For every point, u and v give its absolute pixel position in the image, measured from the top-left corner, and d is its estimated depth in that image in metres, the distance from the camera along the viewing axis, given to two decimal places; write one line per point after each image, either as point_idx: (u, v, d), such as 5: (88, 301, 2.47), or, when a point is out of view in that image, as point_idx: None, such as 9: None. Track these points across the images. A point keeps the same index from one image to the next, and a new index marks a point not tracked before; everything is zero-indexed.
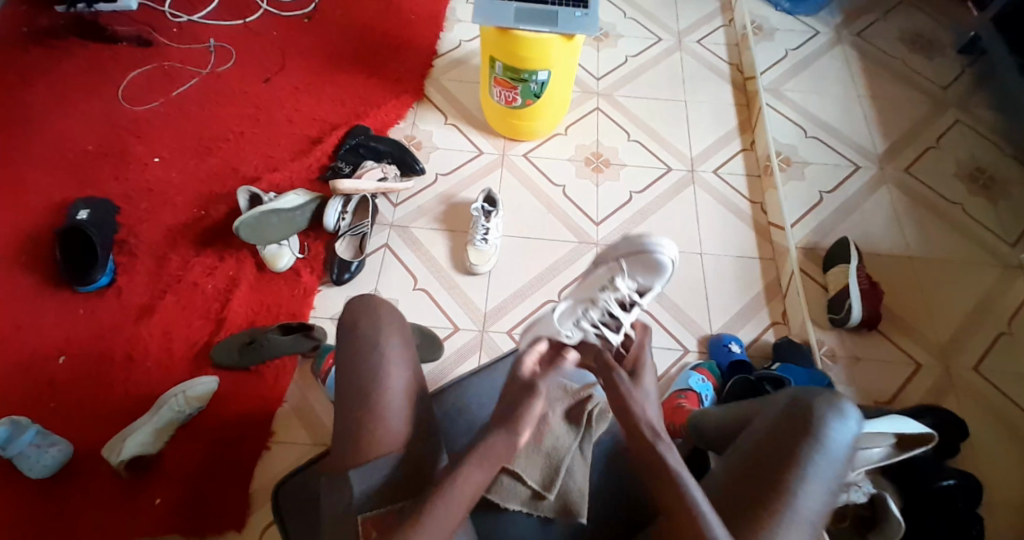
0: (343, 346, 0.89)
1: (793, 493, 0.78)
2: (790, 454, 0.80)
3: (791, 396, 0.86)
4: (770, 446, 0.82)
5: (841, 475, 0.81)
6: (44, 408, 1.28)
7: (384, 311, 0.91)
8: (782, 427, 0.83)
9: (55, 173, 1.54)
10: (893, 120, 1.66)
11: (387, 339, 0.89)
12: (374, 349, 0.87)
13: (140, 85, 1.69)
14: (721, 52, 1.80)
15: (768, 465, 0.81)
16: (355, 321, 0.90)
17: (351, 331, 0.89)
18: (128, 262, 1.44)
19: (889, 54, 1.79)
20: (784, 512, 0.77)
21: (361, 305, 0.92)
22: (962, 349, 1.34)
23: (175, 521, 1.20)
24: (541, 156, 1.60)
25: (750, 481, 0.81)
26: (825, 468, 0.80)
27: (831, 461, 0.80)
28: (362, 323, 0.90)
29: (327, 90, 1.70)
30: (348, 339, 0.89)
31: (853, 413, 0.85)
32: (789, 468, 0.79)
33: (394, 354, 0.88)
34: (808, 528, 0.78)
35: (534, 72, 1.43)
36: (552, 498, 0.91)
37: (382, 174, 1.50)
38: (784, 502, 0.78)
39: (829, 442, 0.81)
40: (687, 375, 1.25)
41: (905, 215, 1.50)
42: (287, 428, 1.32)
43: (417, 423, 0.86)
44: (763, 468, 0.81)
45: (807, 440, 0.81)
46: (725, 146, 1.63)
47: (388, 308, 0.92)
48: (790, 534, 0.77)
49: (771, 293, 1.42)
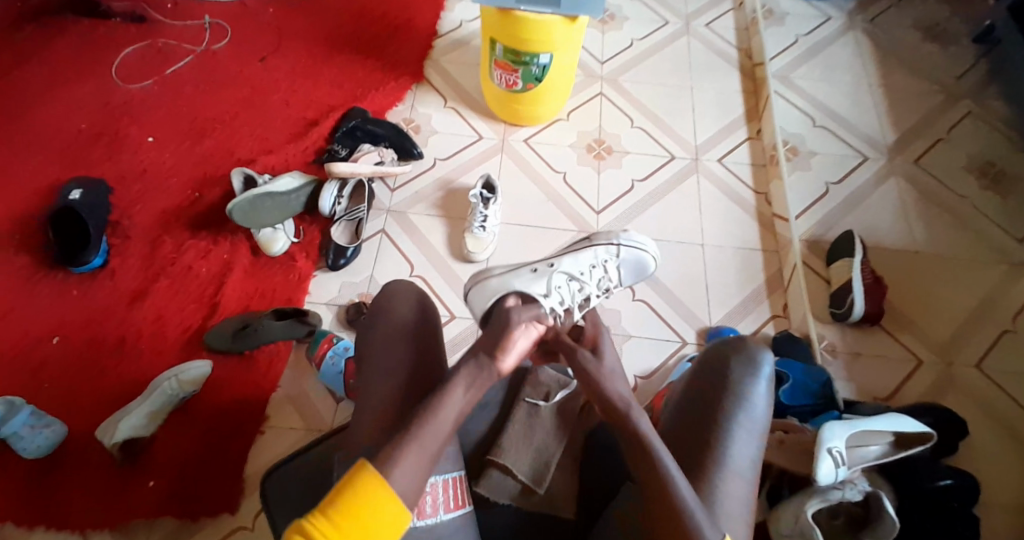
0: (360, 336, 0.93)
1: (724, 448, 0.83)
2: (714, 410, 0.86)
3: (709, 357, 0.91)
4: (698, 408, 0.87)
5: (765, 428, 0.86)
6: (36, 390, 1.27)
7: (407, 296, 0.96)
8: (704, 386, 0.89)
9: (48, 152, 1.52)
10: (903, 110, 1.62)
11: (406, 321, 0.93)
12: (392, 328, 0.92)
13: (135, 63, 1.66)
14: (730, 37, 1.76)
15: (700, 427, 0.86)
16: (378, 306, 0.95)
17: (374, 314, 0.95)
18: (121, 245, 1.42)
19: (903, 41, 1.75)
20: (720, 469, 0.82)
21: (392, 288, 0.98)
22: (964, 346, 1.31)
23: (167, 505, 1.19)
24: (542, 142, 1.57)
25: (685, 441, 0.85)
26: (749, 420, 0.85)
27: (752, 412, 0.86)
28: (384, 307, 0.95)
29: (325, 71, 1.66)
30: (371, 322, 0.95)
31: (765, 363, 0.90)
32: (717, 427, 0.84)
33: (407, 340, 0.92)
34: (744, 479, 0.83)
35: (535, 55, 1.39)
36: (541, 493, 0.90)
37: (379, 158, 1.47)
38: (719, 460, 0.83)
39: (749, 397, 0.87)
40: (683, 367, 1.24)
41: (912, 209, 1.47)
42: (281, 414, 1.31)
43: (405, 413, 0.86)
44: (695, 427, 0.86)
45: (726, 395, 0.87)
46: (731, 134, 1.59)
47: (403, 295, 0.96)
48: (727, 487, 0.81)
49: (773, 286, 1.39)
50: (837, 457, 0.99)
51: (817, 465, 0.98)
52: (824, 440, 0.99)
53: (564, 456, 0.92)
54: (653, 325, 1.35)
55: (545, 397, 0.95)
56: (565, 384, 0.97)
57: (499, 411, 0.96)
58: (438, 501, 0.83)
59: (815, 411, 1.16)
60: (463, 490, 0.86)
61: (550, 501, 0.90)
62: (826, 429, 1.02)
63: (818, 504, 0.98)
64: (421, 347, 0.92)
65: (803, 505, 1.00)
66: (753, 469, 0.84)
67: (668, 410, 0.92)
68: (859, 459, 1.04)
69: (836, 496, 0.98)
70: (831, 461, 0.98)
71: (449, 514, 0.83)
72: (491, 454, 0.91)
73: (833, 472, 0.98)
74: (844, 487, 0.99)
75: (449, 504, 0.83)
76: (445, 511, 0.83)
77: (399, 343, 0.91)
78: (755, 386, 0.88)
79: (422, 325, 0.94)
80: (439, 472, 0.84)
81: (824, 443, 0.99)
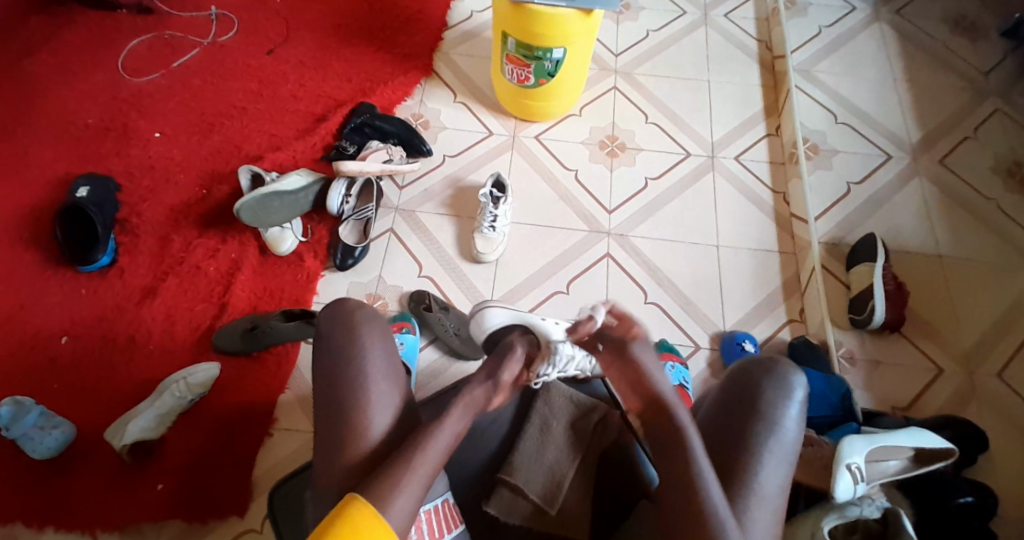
0: (327, 357, 0.85)
1: (753, 475, 0.81)
2: (744, 436, 0.83)
3: (742, 368, 0.89)
4: (727, 431, 0.85)
5: (795, 452, 0.84)
6: (46, 388, 1.26)
7: (361, 328, 0.86)
8: (732, 406, 0.86)
9: (56, 146, 1.50)
10: (929, 107, 1.57)
11: (371, 349, 0.85)
12: (355, 361, 0.84)
13: (142, 54, 1.64)
14: (750, 28, 1.72)
15: (727, 450, 0.83)
16: (328, 341, 0.86)
17: (327, 351, 0.86)
18: (130, 242, 1.41)
19: (930, 34, 1.68)
20: (750, 498, 0.80)
21: (332, 319, 0.88)
22: (987, 354, 1.28)
23: (178, 508, 1.19)
24: (554, 139, 1.54)
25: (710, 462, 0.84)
26: (780, 445, 0.83)
27: (783, 437, 0.83)
28: (337, 344, 0.85)
29: (333, 64, 1.63)
30: (326, 361, 0.85)
31: (798, 385, 0.86)
32: (748, 451, 0.82)
33: (377, 370, 0.84)
34: (772, 507, 0.81)
35: (548, 50, 1.35)
36: (553, 513, 0.90)
37: (387, 156, 1.44)
38: (748, 487, 0.80)
39: (781, 421, 0.84)
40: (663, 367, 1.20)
41: (937, 210, 1.43)
42: (290, 416, 1.29)
43: (402, 422, 0.84)
44: (723, 451, 0.84)
45: (757, 418, 0.84)
46: (750, 130, 1.56)
47: (365, 310, 0.89)
48: (756, 514, 0.79)
49: (790, 289, 1.37)
50: (857, 473, 0.99)
51: (834, 479, 0.97)
52: (842, 456, 0.99)
53: (578, 473, 0.93)
54: (666, 329, 1.32)
55: (556, 415, 0.96)
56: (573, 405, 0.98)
57: (511, 426, 0.98)
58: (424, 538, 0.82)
59: (833, 422, 1.15)
60: (455, 514, 0.86)
61: (561, 521, 0.90)
62: (846, 443, 1.01)
63: (836, 521, 0.95)
64: (399, 380, 0.86)
65: (818, 520, 0.96)
66: (780, 496, 0.81)
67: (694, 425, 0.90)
68: (877, 474, 1.03)
69: (854, 512, 0.95)
70: (849, 477, 0.98)
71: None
72: (502, 472, 0.92)
73: (851, 489, 0.98)
74: (861, 503, 0.97)
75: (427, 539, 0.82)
76: None
77: (377, 374, 0.84)
78: (787, 409, 0.84)
79: (386, 355, 0.86)
80: (427, 500, 0.83)
81: (843, 459, 0.99)
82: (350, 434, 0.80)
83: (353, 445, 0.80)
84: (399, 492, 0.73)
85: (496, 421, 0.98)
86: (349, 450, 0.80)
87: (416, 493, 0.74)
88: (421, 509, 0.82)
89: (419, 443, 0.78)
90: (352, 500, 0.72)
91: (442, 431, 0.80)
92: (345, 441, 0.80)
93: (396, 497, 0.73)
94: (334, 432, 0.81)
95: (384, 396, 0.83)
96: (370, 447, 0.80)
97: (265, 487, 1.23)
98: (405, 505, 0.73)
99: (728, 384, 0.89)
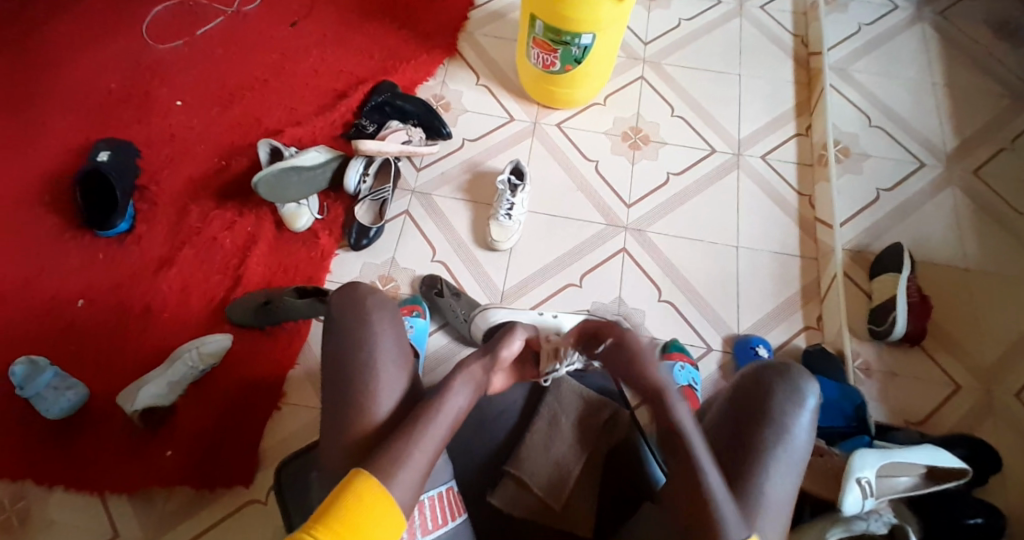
0: (336, 340, 0.85)
1: (760, 483, 0.77)
2: (751, 440, 0.79)
3: (752, 368, 0.85)
4: (735, 435, 0.81)
5: (803, 461, 0.80)
6: (62, 350, 1.28)
7: (373, 313, 0.86)
8: (742, 408, 0.82)
9: (79, 111, 1.51)
10: (968, 114, 1.51)
11: (381, 334, 0.85)
12: (365, 345, 0.83)
13: (166, 21, 1.63)
14: (786, 21, 1.66)
15: (735, 455, 0.79)
16: (338, 324, 0.86)
17: (337, 334, 0.85)
18: (148, 210, 1.42)
19: (975, 38, 1.61)
20: (758, 507, 0.76)
21: (343, 302, 0.88)
22: (1008, 372, 1.25)
23: (186, 476, 1.20)
24: (576, 127, 1.51)
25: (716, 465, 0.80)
26: (789, 452, 0.79)
27: (793, 444, 0.79)
28: (348, 328, 0.85)
29: (356, 39, 1.61)
30: (335, 343, 0.85)
31: (810, 392, 0.82)
32: (754, 457, 0.78)
33: (386, 356, 0.83)
34: (778, 516, 0.77)
35: (577, 35, 1.31)
36: (558, 506, 0.90)
37: (406, 137, 1.44)
38: (755, 495, 0.77)
39: (791, 428, 0.80)
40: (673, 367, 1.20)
41: (968, 222, 1.38)
42: (299, 391, 1.30)
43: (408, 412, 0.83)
44: (728, 455, 0.80)
45: (765, 422, 0.80)
46: (778, 129, 1.51)
47: (380, 296, 0.89)
48: (762, 525, 0.76)
49: (808, 295, 1.34)
50: (866, 488, 0.97)
51: (843, 492, 0.96)
52: (853, 469, 0.98)
53: (584, 469, 0.92)
54: (677, 328, 1.30)
55: (565, 408, 0.96)
56: (583, 399, 0.98)
57: (521, 415, 0.98)
58: (416, 524, 0.79)
59: (846, 434, 1.13)
60: (459, 501, 0.84)
61: (564, 514, 0.90)
62: (857, 457, 1.00)
63: (841, 534, 0.93)
64: (408, 367, 0.85)
65: (823, 530, 0.95)
66: (787, 506, 0.78)
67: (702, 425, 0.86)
68: (888, 489, 1.00)
69: (860, 526, 0.93)
70: (858, 491, 0.97)
71: (429, 535, 0.79)
72: (509, 464, 0.93)
73: (859, 502, 0.97)
74: (868, 518, 0.95)
75: (428, 525, 0.79)
76: (422, 532, 0.79)
77: (383, 361, 0.83)
78: (799, 417, 0.81)
79: (396, 341, 0.86)
80: (431, 486, 0.82)
81: (853, 472, 0.98)
82: (357, 416, 0.79)
83: (355, 432, 0.79)
84: (404, 473, 0.72)
85: (505, 412, 0.98)
86: (356, 431, 0.79)
87: (420, 470, 0.74)
88: (425, 494, 0.80)
89: (426, 422, 0.77)
90: (359, 470, 0.71)
91: (442, 413, 0.78)
92: (351, 422, 0.79)
93: (402, 472, 0.72)
94: (337, 417, 0.81)
95: (391, 380, 0.82)
96: (375, 430, 0.79)
97: (272, 459, 1.24)
98: (402, 486, 0.72)
99: (738, 392, 0.84)
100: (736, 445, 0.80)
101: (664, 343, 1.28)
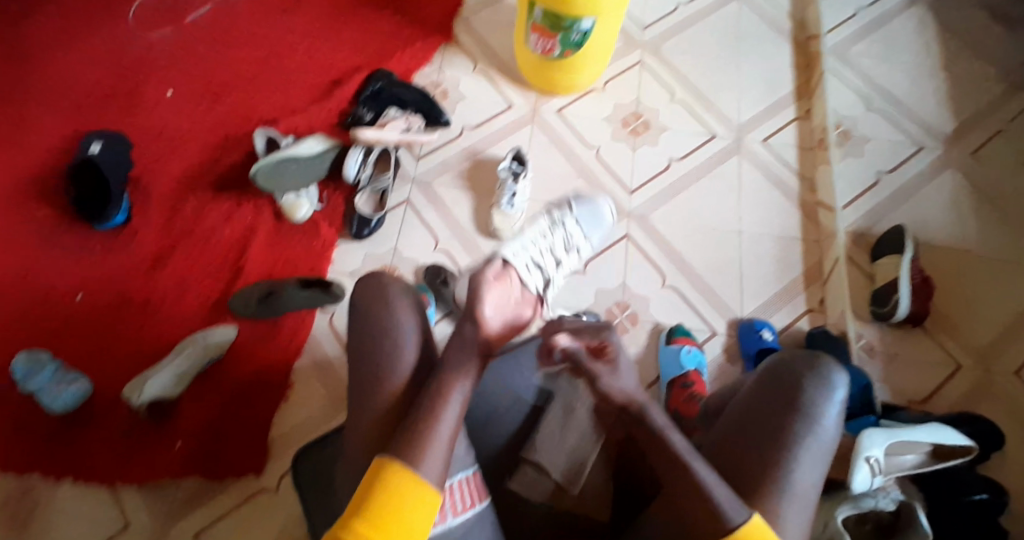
0: (358, 329, 0.84)
1: (787, 470, 0.77)
2: (779, 429, 0.80)
3: (777, 357, 0.86)
4: (762, 423, 0.81)
5: (832, 451, 0.80)
6: (61, 344, 1.26)
7: (396, 302, 0.85)
8: (769, 397, 0.83)
9: (68, 101, 1.48)
10: (965, 98, 1.52)
11: (404, 324, 0.83)
12: (388, 335, 0.82)
13: (155, 9, 1.60)
14: (783, 5, 1.66)
15: (763, 444, 0.80)
16: (361, 314, 0.85)
17: (359, 324, 0.84)
18: (144, 201, 1.39)
19: (971, 21, 1.62)
20: (784, 493, 0.76)
21: (366, 291, 0.87)
22: (1007, 351, 1.27)
23: (192, 468, 1.19)
24: (576, 114, 1.50)
25: (744, 451, 0.80)
26: (816, 441, 0.79)
27: (821, 432, 0.79)
28: (369, 318, 0.84)
29: (349, 27, 1.58)
30: (358, 333, 0.84)
31: (839, 384, 0.83)
32: (783, 445, 0.79)
33: (409, 346, 0.83)
34: (806, 503, 0.77)
35: (577, 20, 1.30)
36: (575, 491, 0.90)
37: (405, 126, 1.42)
38: (779, 482, 0.77)
39: (819, 419, 0.81)
40: (682, 353, 1.21)
41: (965, 204, 1.40)
42: (305, 384, 1.29)
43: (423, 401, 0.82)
44: (756, 442, 0.80)
45: (794, 411, 0.81)
46: (778, 113, 1.52)
47: (400, 284, 0.88)
48: (790, 510, 0.76)
49: (810, 277, 1.35)
50: (875, 466, 0.97)
51: (852, 471, 0.96)
52: (863, 448, 0.98)
53: (600, 456, 0.92)
54: (684, 314, 1.31)
55: (580, 398, 0.94)
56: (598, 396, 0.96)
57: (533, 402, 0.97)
58: (445, 506, 0.78)
59: (852, 414, 1.15)
60: (480, 487, 0.82)
61: (581, 501, 0.90)
62: (866, 436, 1.00)
63: (848, 511, 0.94)
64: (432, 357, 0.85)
65: (832, 510, 0.95)
66: (815, 494, 0.78)
67: (726, 413, 0.87)
68: (894, 467, 1.02)
69: (869, 503, 0.95)
70: (868, 469, 0.97)
71: (461, 516, 0.79)
72: (525, 451, 0.92)
73: (869, 481, 0.97)
74: (876, 495, 0.96)
75: (457, 507, 0.79)
76: (452, 514, 0.78)
77: (407, 352, 0.82)
78: (827, 408, 0.81)
79: (419, 330, 0.85)
80: (456, 471, 0.80)
81: (861, 451, 0.98)
82: (378, 402, 0.79)
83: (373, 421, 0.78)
84: (426, 459, 0.72)
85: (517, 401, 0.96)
86: (377, 416, 0.79)
87: (449, 450, 0.74)
88: (451, 477, 0.79)
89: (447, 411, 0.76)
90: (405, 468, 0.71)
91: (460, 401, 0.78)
92: (374, 406, 0.79)
93: (430, 453, 0.72)
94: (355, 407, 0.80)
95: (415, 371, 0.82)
96: (397, 416, 0.79)
97: (281, 449, 1.23)
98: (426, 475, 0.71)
99: (766, 380, 0.85)
100: (764, 434, 0.80)
101: (671, 328, 1.28)
